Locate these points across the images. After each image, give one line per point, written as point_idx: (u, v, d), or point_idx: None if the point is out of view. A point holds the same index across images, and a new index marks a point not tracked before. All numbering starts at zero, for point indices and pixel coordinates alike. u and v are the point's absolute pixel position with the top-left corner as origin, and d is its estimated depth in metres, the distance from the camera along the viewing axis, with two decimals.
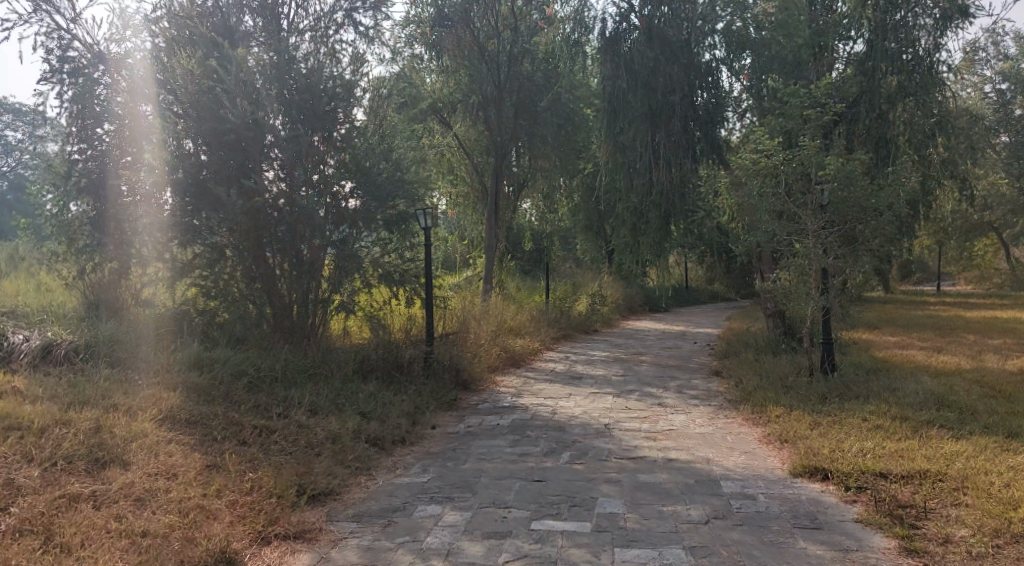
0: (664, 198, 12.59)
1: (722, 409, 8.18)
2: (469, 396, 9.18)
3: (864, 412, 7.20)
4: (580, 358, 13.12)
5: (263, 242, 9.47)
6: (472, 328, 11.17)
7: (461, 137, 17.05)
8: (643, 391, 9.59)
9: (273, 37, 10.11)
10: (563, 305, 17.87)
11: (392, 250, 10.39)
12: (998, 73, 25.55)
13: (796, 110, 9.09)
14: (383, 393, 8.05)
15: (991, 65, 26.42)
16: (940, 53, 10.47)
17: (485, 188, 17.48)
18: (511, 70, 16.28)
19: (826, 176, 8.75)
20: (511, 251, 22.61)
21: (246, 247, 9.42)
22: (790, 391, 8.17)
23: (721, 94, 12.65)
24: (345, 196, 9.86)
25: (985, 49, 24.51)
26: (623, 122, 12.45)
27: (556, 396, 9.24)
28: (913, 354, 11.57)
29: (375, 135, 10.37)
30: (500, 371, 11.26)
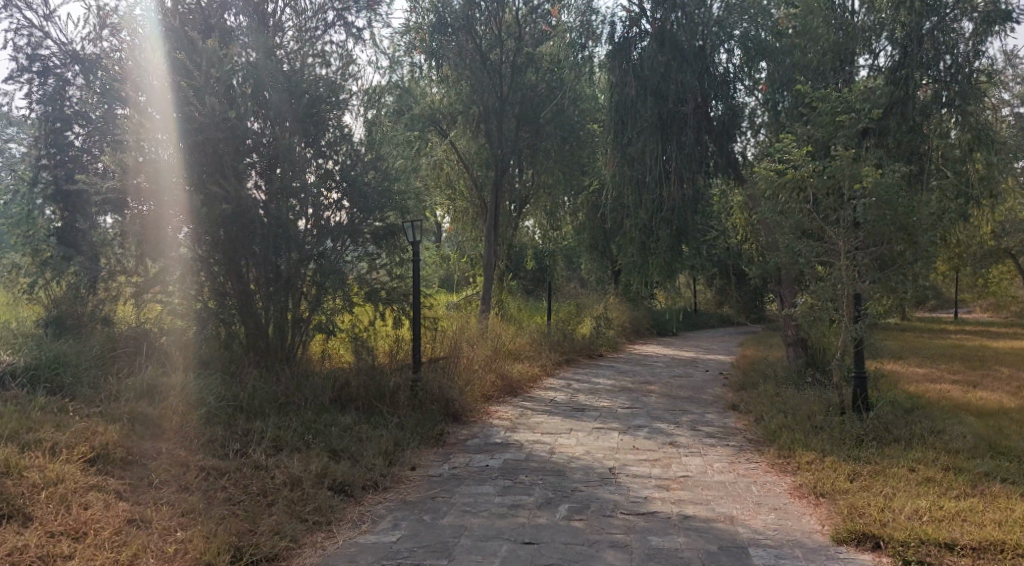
0: (675, 214, 11.75)
1: (742, 451, 7.24)
2: (458, 430, 8.26)
3: (908, 460, 6.26)
4: (583, 386, 12.20)
5: (239, 256, 8.59)
6: (467, 353, 10.26)
7: (461, 150, 16.26)
8: (652, 427, 8.67)
9: (254, 33, 9.28)
10: (566, 327, 16.96)
11: (377, 266, 9.50)
12: None
13: (827, 117, 8.20)
14: (360, 426, 7.15)
15: None
16: (980, 61, 9.56)
17: (485, 204, 16.65)
18: (514, 80, 15.56)
19: (860, 190, 7.81)
20: (513, 271, 21.73)
21: (218, 260, 8.52)
22: (820, 433, 7.23)
23: (737, 105, 11.86)
24: (329, 206, 9.05)
25: None
26: (633, 133, 11.61)
27: (555, 432, 8.31)
28: (946, 390, 10.61)
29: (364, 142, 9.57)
30: (496, 400, 10.34)
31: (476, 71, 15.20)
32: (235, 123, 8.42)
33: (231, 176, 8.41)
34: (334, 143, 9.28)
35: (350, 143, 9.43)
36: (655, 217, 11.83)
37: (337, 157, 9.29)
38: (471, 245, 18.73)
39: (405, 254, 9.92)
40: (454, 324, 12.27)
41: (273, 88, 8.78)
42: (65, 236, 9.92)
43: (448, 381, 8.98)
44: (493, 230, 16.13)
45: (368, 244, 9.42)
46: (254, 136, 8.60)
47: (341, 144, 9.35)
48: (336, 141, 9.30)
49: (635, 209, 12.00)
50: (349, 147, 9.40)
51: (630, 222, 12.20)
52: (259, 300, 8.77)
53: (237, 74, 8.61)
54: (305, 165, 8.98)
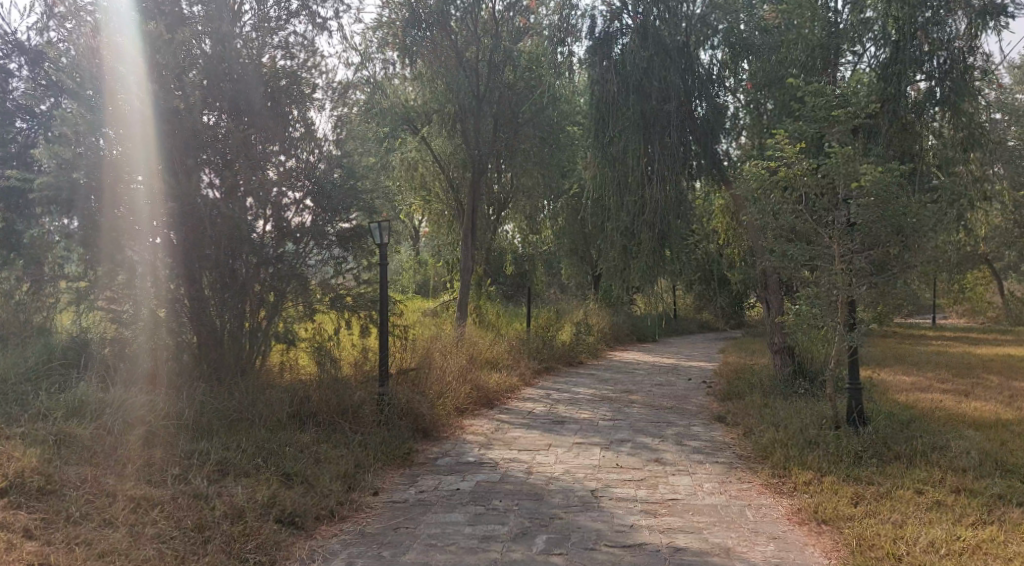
0: (658, 216, 11.25)
1: (733, 469, 6.73)
2: (428, 447, 7.68)
3: (914, 481, 5.78)
4: (563, 396, 11.64)
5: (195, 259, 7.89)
6: (439, 363, 9.67)
7: (436, 150, 15.70)
8: (635, 441, 8.13)
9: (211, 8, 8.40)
10: (545, 334, 16.40)
11: (344, 271, 8.89)
12: None
13: (820, 111, 7.73)
14: (318, 447, 6.56)
15: None
16: (973, 56, 9.21)
17: (461, 207, 16.04)
18: (490, 79, 15.03)
19: (858, 189, 7.32)
20: (490, 276, 21.12)
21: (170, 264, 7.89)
22: (815, 448, 6.75)
23: (722, 103, 11.41)
24: (290, 207, 8.43)
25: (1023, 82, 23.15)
26: (614, 130, 11.15)
27: (532, 448, 7.74)
28: (939, 400, 10.19)
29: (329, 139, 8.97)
30: (470, 413, 9.75)
31: (451, 69, 14.70)
32: (189, 115, 7.83)
33: (183, 172, 7.78)
34: (296, 139, 8.67)
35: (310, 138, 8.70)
36: (638, 219, 11.34)
37: (299, 153, 8.66)
38: (447, 248, 18.13)
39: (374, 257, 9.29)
40: (427, 332, 11.66)
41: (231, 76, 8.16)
42: (6, 239, 9.19)
43: (417, 394, 8.38)
44: (468, 234, 15.53)
45: (334, 245, 8.79)
46: (212, 130, 8.05)
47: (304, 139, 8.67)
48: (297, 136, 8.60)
49: (617, 211, 11.53)
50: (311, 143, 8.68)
51: (611, 224, 11.70)
52: (213, 307, 8.11)
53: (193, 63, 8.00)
54: (265, 162, 8.34)
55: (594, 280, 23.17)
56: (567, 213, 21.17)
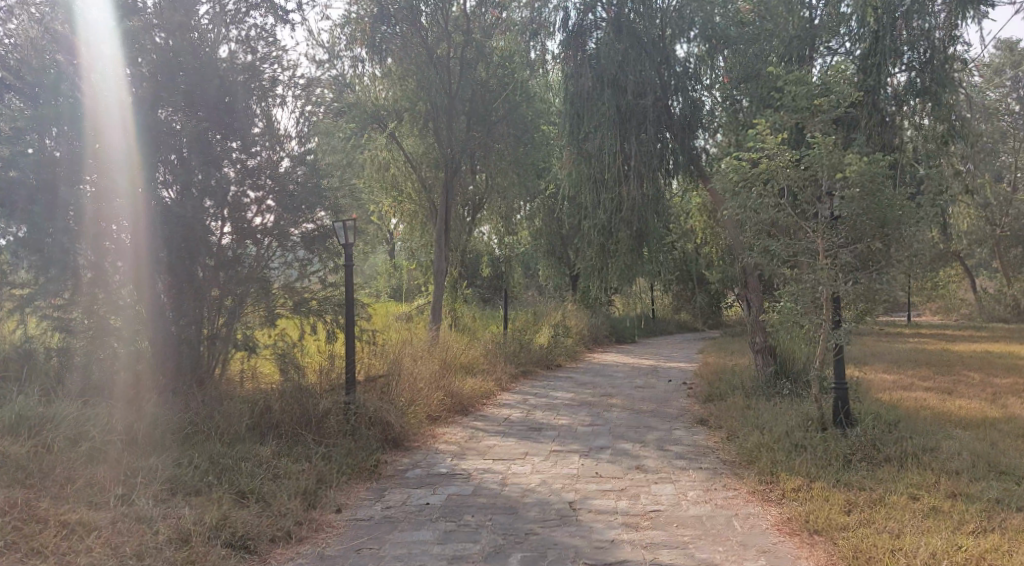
0: (636, 214, 10.96)
1: (718, 475, 6.42)
2: (398, 458, 7.28)
3: (908, 485, 5.52)
4: (541, 400, 11.30)
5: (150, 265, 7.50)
6: (410, 369, 9.28)
7: (407, 150, 15.31)
8: (616, 448, 7.81)
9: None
10: (522, 337, 16.06)
11: (309, 275, 8.46)
12: (1016, 101, 24.30)
13: (801, 102, 7.45)
14: (279, 461, 6.17)
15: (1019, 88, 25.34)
16: (955, 46, 8.99)
17: (434, 208, 15.62)
18: (463, 76, 14.67)
19: (842, 181, 7.04)
20: (467, 279, 20.73)
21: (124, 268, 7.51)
22: (801, 452, 6.48)
23: (698, 97, 11.12)
24: (250, 207, 8.00)
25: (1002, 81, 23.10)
26: (590, 126, 10.85)
27: (508, 457, 7.38)
28: (923, 398, 9.97)
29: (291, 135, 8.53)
30: (444, 421, 9.37)
31: (422, 66, 14.37)
32: (143, 111, 7.41)
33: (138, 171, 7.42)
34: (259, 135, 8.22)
35: (271, 135, 8.26)
36: (615, 217, 11.05)
37: (259, 149, 8.17)
38: (421, 251, 17.73)
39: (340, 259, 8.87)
40: (399, 337, 11.26)
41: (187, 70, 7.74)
42: None
43: (386, 402, 8.00)
44: (442, 235, 15.14)
45: (297, 247, 8.36)
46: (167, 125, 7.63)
47: (264, 136, 8.22)
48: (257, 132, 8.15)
49: (594, 209, 11.23)
50: (272, 140, 8.24)
51: (588, 223, 11.39)
52: (169, 313, 7.65)
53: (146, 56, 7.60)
54: (222, 160, 7.90)
55: (571, 281, 22.88)
56: (543, 213, 20.87)
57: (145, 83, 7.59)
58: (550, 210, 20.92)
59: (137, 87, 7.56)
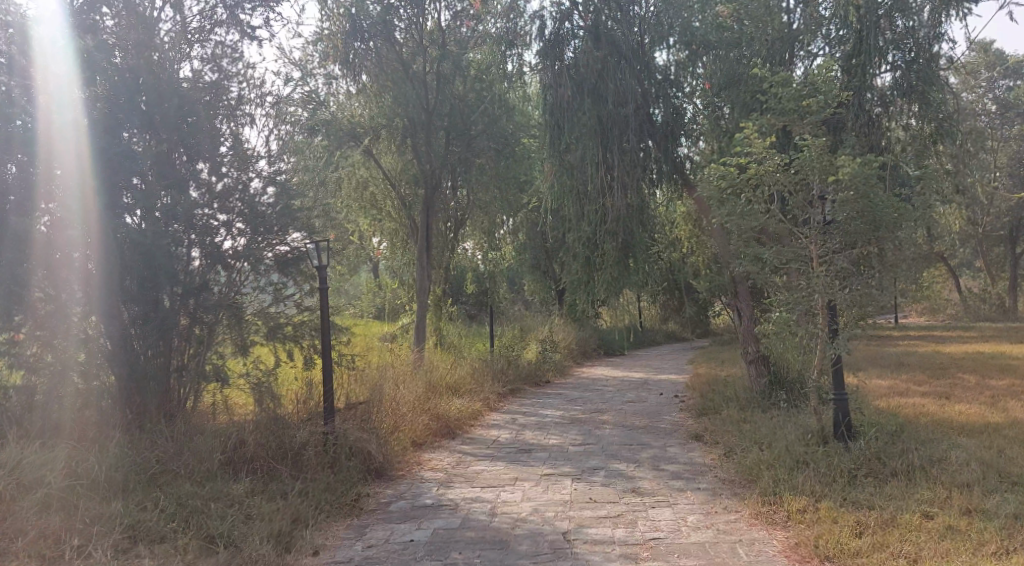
0: (620, 225, 10.70)
1: (718, 496, 6.11)
2: (382, 489, 6.92)
3: (920, 502, 5.22)
4: (530, 420, 10.95)
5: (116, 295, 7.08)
6: (392, 393, 8.92)
7: (385, 167, 15.00)
8: (610, 469, 7.46)
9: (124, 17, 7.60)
10: (509, 353, 15.70)
11: (284, 299, 8.11)
12: (996, 102, 24.35)
13: (788, 104, 7.18)
14: (253, 500, 5.79)
15: (998, 88, 25.38)
16: (940, 44, 8.83)
17: (415, 225, 15.27)
18: (440, 90, 14.42)
19: (834, 185, 6.80)
20: (451, 296, 20.40)
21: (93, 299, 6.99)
22: (804, 469, 6.19)
23: (680, 103, 10.92)
24: (219, 230, 7.61)
25: (980, 82, 23.14)
26: (572, 136, 10.59)
27: (497, 484, 7.04)
28: (921, 404, 9.73)
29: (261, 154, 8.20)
30: (430, 446, 9.01)
31: (398, 82, 14.08)
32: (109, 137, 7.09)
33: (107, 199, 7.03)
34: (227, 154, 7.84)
35: (240, 154, 7.92)
36: (600, 229, 10.76)
37: (228, 169, 7.82)
38: (403, 269, 17.37)
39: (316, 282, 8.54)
40: (382, 360, 10.89)
41: (147, 91, 7.39)
42: None
43: (367, 431, 7.64)
44: (424, 253, 14.81)
45: (270, 271, 8.01)
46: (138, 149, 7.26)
47: (232, 156, 7.87)
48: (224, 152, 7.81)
49: (578, 221, 10.97)
50: (240, 159, 7.89)
51: (573, 236, 11.09)
52: (136, 345, 7.28)
53: (109, 79, 7.24)
54: (188, 182, 7.53)
55: (558, 295, 22.59)
56: (527, 227, 20.60)
57: (112, 106, 7.22)
58: (533, 223, 20.65)
59: (103, 111, 7.17)
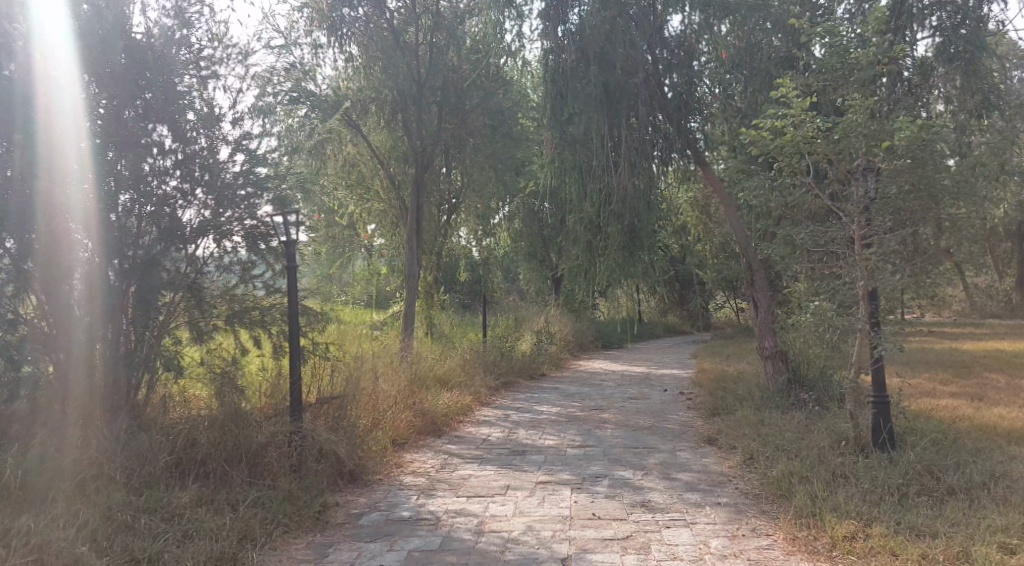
0: (627, 205, 9.77)
1: (742, 514, 5.24)
2: (354, 498, 6.04)
3: (992, 531, 4.37)
4: (524, 416, 10.04)
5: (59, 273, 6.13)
6: (371, 386, 8.00)
7: (373, 144, 14.04)
8: (613, 477, 6.56)
9: None
10: (502, 344, 14.79)
11: (252, 279, 7.17)
12: None
13: (832, 59, 5.92)
14: (198, 513, 4.91)
15: None
16: (990, 4, 7.93)
17: (404, 206, 14.31)
18: (433, 62, 13.50)
19: (883, 157, 5.79)
20: (443, 284, 19.49)
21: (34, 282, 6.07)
22: (844, 484, 5.32)
23: (694, 73, 9.98)
24: (174, 199, 6.63)
25: None
26: (575, 106, 9.66)
27: (486, 493, 6.15)
28: (954, 406, 8.88)
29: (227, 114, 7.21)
30: (412, 445, 8.12)
31: (388, 51, 13.08)
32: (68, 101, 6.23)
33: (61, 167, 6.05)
34: (189, 115, 6.78)
35: (207, 112, 6.98)
36: (605, 209, 9.84)
37: (186, 132, 6.77)
38: (392, 253, 16.42)
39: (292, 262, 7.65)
40: (363, 349, 9.94)
41: (102, 32, 6.39)
42: None
43: (339, 429, 6.75)
44: (414, 235, 13.87)
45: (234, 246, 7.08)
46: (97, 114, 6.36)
47: (198, 114, 6.89)
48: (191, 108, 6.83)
49: (580, 200, 10.07)
50: (207, 118, 6.94)
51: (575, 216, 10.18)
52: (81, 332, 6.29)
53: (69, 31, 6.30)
54: (145, 145, 6.53)
55: (554, 284, 21.68)
56: (523, 213, 19.66)
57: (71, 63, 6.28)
58: (530, 209, 19.73)
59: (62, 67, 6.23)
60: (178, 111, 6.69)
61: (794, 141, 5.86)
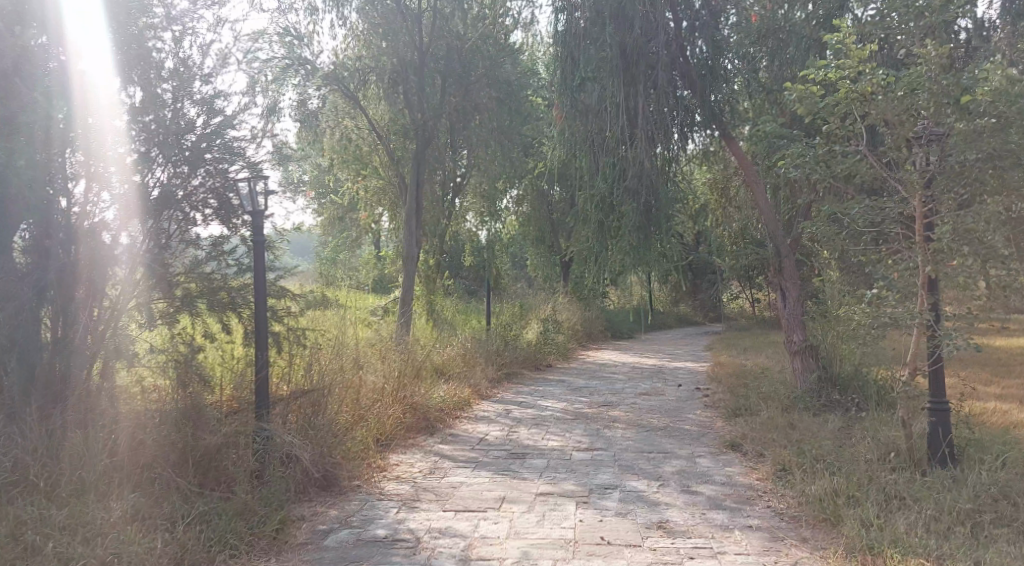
0: (643, 182, 8.88)
1: (781, 545, 4.38)
2: (324, 510, 5.22)
3: None
4: (526, 412, 9.21)
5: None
6: (356, 378, 7.18)
7: (372, 117, 13.18)
8: (625, 489, 5.72)
9: None
10: (506, 332, 13.97)
11: (223, 257, 6.36)
12: None
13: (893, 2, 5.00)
14: (129, 531, 4.11)
15: None
16: None
17: (403, 183, 13.42)
18: (436, 29, 12.63)
19: (950, 114, 4.80)
20: (447, 269, 18.65)
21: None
22: (902, 511, 4.45)
23: (720, 38, 9.05)
24: (131, 165, 5.80)
25: None
26: (587, 71, 8.85)
27: (479, 506, 5.31)
28: (1006, 409, 7.96)
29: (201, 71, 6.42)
30: (401, 445, 7.29)
31: (389, 16, 12.21)
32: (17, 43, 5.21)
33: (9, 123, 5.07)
34: (156, 71, 6.04)
35: (175, 68, 6.19)
36: (619, 187, 8.98)
37: (150, 90, 5.98)
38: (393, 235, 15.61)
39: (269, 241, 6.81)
40: (352, 336, 9.11)
41: None
42: None
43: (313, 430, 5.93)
44: (413, 215, 12.99)
45: (197, 217, 6.23)
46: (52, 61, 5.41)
47: (167, 71, 6.11)
48: (153, 61, 6.04)
49: (591, 176, 9.21)
50: (173, 75, 6.13)
51: (585, 194, 9.32)
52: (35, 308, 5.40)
53: None
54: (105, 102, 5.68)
55: (563, 271, 20.83)
56: (531, 197, 18.79)
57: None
58: (539, 192, 18.85)
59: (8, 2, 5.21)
60: (139, 63, 5.94)
61: (847, 98, 4.99)
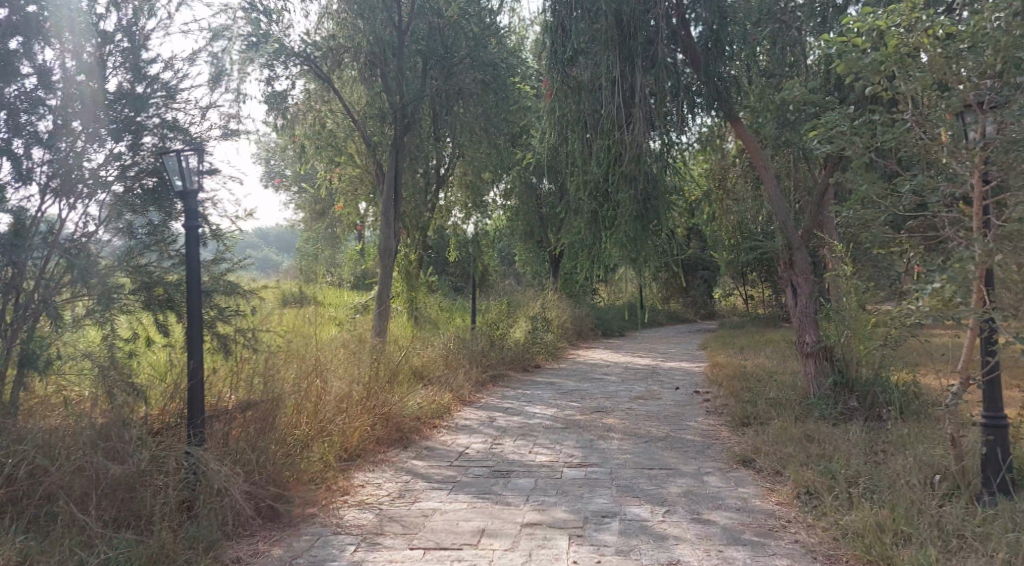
0: (641, 167, 8.03)
1: None
2: (267, 550, 4.36)
3: None
4: (512, 421, 8.36)
5: None
6: (317, 386, 6.32)
7: (348, 100, 12.26)
8: (625, 518, 4.89)
9: None
10: (492, 331, 13.10)
11: (162, 247, 5.51)
12: None
13: None
14: None
15: None
16: None
17: (379, 171, 12.48)
18: (417, 5, 11.78)
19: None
20: (431, 265, 17.79)
21: None
22: (964, 557, 3.66)
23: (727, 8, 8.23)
24: (49, 138, 5.01)
25: None
26: (580, 42, 8.09)
27: (453, 543, 4.46)
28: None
29: (138, 32, 5.64)
30: (368, 461, 6.43)
31: None
32: None
33: None
34: (84, 34, 5.30)
35: (105, 29, 5.45)
36: (615, 172, 8.13)
37: (75, 55, 5.24)
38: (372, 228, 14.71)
39: (218, 229, 5.95)
40: (320, 338, 8.23)
41: None
42: None
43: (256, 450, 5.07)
44: (391, 205, 12.09)
45: (123, 198, 5.40)
46: None
47: (95, 34, 5.38)
48: (81, 22, 5.29)
49: (584, 161, 8.38)
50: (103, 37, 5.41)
51: (577, 180, 8.48)
52: None
53: None
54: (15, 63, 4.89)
55: (552, 266, 19.99)
56: (520, 189, 17.97)
57: None
58: (528, 183, 18.04)
59: None
60: (64, 21, 5.15)
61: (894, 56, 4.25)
